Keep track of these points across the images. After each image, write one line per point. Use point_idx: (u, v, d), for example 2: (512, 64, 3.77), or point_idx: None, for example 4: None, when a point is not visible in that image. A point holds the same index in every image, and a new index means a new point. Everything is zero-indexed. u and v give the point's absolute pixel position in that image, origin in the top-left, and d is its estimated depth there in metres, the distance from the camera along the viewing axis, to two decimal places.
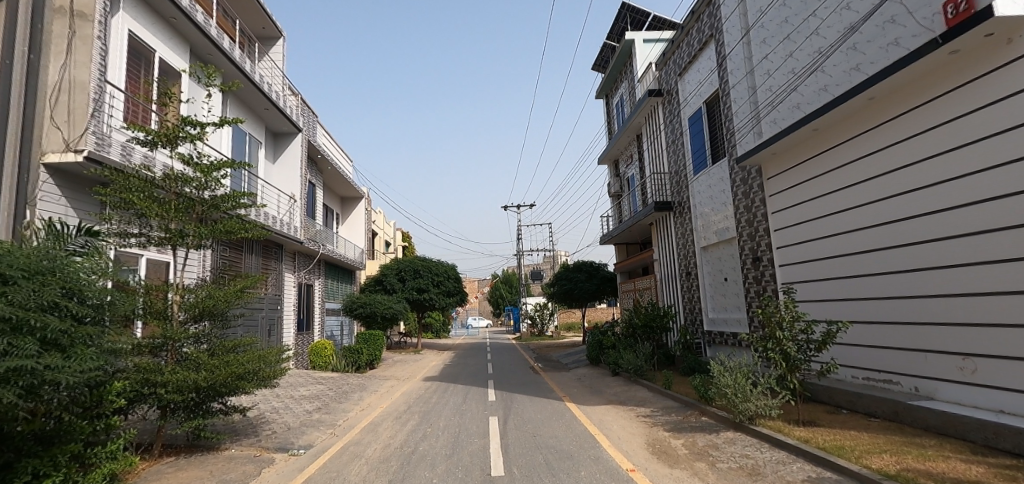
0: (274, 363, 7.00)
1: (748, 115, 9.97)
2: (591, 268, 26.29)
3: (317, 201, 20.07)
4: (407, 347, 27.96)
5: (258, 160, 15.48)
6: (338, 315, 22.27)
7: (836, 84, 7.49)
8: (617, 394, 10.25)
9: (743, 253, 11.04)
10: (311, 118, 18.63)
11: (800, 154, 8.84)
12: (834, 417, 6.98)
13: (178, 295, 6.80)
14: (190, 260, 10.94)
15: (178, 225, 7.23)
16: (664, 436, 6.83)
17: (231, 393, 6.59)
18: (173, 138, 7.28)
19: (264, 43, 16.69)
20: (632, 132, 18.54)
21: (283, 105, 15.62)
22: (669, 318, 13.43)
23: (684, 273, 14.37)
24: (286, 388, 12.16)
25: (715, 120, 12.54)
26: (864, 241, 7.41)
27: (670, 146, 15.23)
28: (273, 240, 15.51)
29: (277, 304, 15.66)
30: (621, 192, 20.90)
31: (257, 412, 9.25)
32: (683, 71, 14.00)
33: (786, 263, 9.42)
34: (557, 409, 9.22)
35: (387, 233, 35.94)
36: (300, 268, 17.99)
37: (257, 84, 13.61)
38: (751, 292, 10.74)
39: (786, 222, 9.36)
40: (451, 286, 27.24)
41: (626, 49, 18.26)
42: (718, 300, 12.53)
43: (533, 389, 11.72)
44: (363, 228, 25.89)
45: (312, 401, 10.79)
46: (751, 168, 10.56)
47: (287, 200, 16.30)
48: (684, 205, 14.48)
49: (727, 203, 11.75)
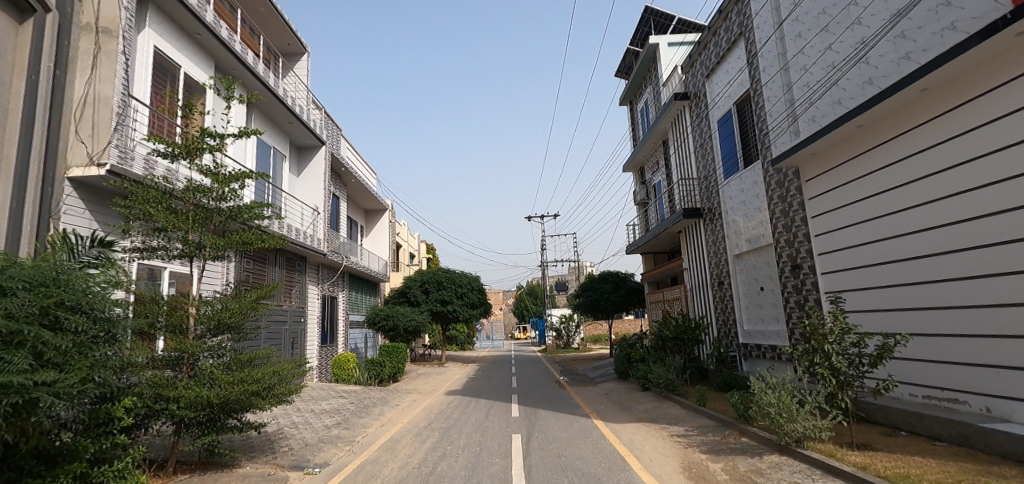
0: (290, 377, 6.78)
1: (783, 113, 9.44)
2: (617, 279, 25.66)
3: (341, 214, 20.13)
4: (430, 359, 27.72)
5: (281, 173, 15.55)
6: (362, 327, 22.20)
7: (882, 75, 6.97)
8: (647, 411, 9.71)
9: (781, 261, 10.42)
10: (334, 131, 18.76)
11: (841, 154, 8.30)
12: (892, 440, 6.36)
13: (192, 307, 6.61)
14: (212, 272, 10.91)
15: (196, 237, 7.03)
16: (700, 459, 6.31)
17: (245, 408, 6.37)
18: (194, 149, 7.14)
19: (287, 58, 16.88)
20: (658, 138, 18.04)
21: (307, 118, 15.68)
22: (701, 329, 12.81)
23: (717, 282, 13.73)
24: (306, 402, 11.99)
25: (746, 122, 12.01)
26: (919, 244, 6.82)
27: (698, 150, 14.69)
28: (296, 253, 15.51)
29: (300, 317, 15.62)
30: (647, 200, 20.35)
31: (275, 427, 9.06)
32: (711, 73, 13.50)
33: (829, 271, 8.81)
34: (583, 426, 8.74)
35: (410, 245, 36.05)
36: (324, 280, 17.96)
37: (280, 98, 13.69)
38: (790, 303, 10.10)
39: (828, 227, 8.78)
40: (475, 297, 26.96)
41: (650, 54, 17.84)
42: (754, 311, 11.87)
43: (559, 404, 11.24)
44: (387, 239, 25.90)
45: (332, 416, 10.57)
46: (787, 170, 10.00)
47: (310, 212, 16.33)
48: (714, 211, 13.88)
49: (762, 207, 11.17)
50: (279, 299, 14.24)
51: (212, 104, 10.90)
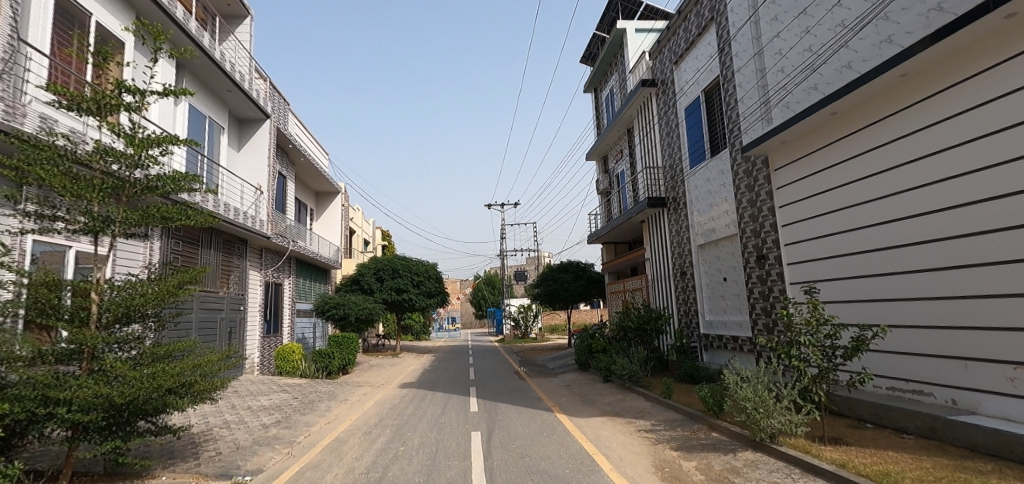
0: (213, 372, 5.99)
1: (756, 100, 9.18)
2: (577, 269, 25.44)
3: (288, 195, 18.82)
4: (384, 349, 26.80)
5: (220, 147, 14.31)
6: (310, 316, 21.00)
7: (862, 59, 6.73)
8: (611, 404, 9.34)
9: (746, 251, 10.24)
10: (281, 105, 17.43)
11: (813, 143, 8.09)
12: (862, 434, 6.16)
13: (95, 293, 5.57)
14: (120, 252, 9.54)
15: (106, 211, 5.79)
16: (672, 457, 5.92)
17: (158, 410, 5.49)
18: (106, 106, 5.75)
19: (229, 22, 15.48)
20: (622, 126, 17.73)
21: (248, 88, 14.45)
22: (663, 320, 12.60)
23: (679, 272, 13.54)
24: (243, 398, 10.98)
25: (714, 110, 11.77)
26: (890, 235, 6.65)
27: (664, 138, 14.43)
28: (235, 235, 14.26)
29: (240, 305, 14.47)
30: (610, 189, 20.11)
31: (202, 428, 8.11)
32: (679, 59, 13.20)
33: (796, 262, 8.65)
34: (546, 422, 8.24)
35: (365, 231, 34.69)
36: (268, 266, 16.72)
37: (217, 62, 12.54)
38: (754, 294, 9.93)
39: (796, 217, 8.61)
40: (432, 287, 26.11)
41: (618, 39, 17.46)
42: (716, 302, 11.72)
43: (519, 398, 10.74)
44: (339, 224, 24.64)
45: (271, 413, 9.66)
46: (756, 159, 9.79)
47: (252, 191, 15.08)
48: (679, 200, 13.66)
49: (728, 196, 10.97)
50: (213, 285, 13.04)
51: (133, 57, 9.80)
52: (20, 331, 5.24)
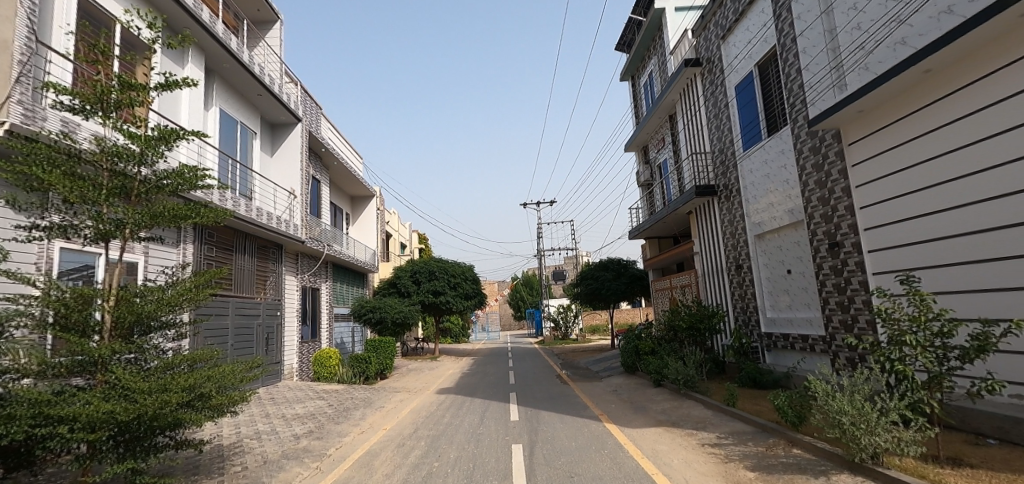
0: (233, 382, 5.55)
1: (824, 66, 8.13)
2: (618, 266, 24.36)
3: (323, 199, 18.65)
4: (423, 353, 26.45)
5: (253, 152, 14.17)
6: (348, 321, 20.83)
7: (969, 1, 5.71)
8: (666, 412, 8.42)
9: (815, 239, 9.13)
10: (312, 108, 17.28)
11: (901, 108, 7.00)
12: (986, 453, 5.09)
13: (108, 300, 5.17)
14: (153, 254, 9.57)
15: (115, 214, 5.37)
16: (750, 479, 5.04)
17: (173, 426, 5.01)
18: (109, 101, 5.34)
19: (258, 26, 15.36)
20: (664, 113, 16.67)
21: (279, 91, 14.28)
22: (718, 318, 11.56)
23: (734, 266, 12.43)
24: (279, 406, 10.63)
25: (770, 84, 10.69)
26: (1012, 209, 5.53)
27: (711, 121, 13.35)
28: (269, 240, 14.06)
29: (277, 310, 14.27)
30: (652, 181, 19.03)
31: (231, 440, 7.73)
32: (726, 33, 12.16)
33: (880, 248, 7.51)
34: (595, 434, 7.43)
35: (401, 235, 34.69)
36: (304, 271, 16.56)
37: (247, 66, 12.39)
38: (827, 287, 8.82)
39: (876, 198, 7.55)
40: (469, 288, 25.58)
41: (656, 20, 16.45)
42: (779, 297, 10.61)
43: (563, 404, 9.95)
44: (374, 227, 24.48)
45: (304, 422, 9.24)
46: (823, 134, 8.72)
47: (286, 196, 14.91)
48: (730, 187, 12.55)
49: (791, 179, 9.87)
50: (248, 291, 12.85)
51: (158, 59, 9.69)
52: (30, 343, 4.89)
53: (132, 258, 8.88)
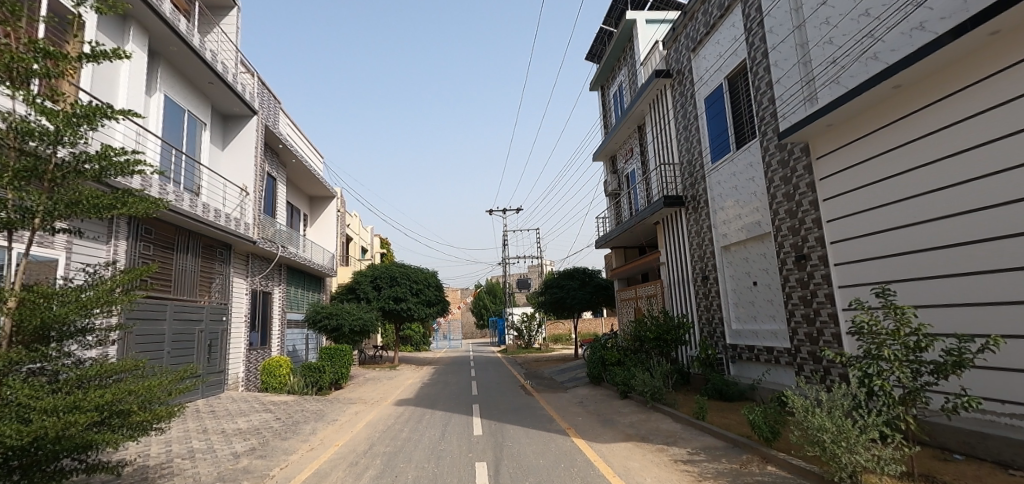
0: (159, 398, 4.91)
1: (796, 79, 8.14)
2: (584, 276, 24.26)
3: (278, 199, 17.71)
4: (382, 361, 25.53)
5: (201, 145, 13.25)
6: (301, 327, 19.83)
7: (941, 17, 5.72)
8: (634, 426, 8.15)
9: (782, 251, 9.12)
10: (271, 103, 16.42)
11: (870, 123, 7.01)
12: (958, 470, 5.01)
13: (10, 301, 4.48)
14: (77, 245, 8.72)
15: (22, 201, 4.74)
16: None
17: (77, 449, 4.32)
18: (18, 71, 4.71)
19: (214, 13, 14.48)
20: (633, 123, 16.67)
21: (233, 81, 13.43)
22: (684, 329, 11.45)
23: (700, 277, 12.38)
24: (219, 419, 9.78)
25: (739, 97, 10.73)
26: (981, 226, 5.57)
27: (680, 132, 13.37)
28: (216, 239, 13.10)
29: (222, 315, 13.29)
30: (619, 190, 19.01)
31: (160, 460, 6.97)
32: (697, 46, 12.20)
33: (847, 262, 7.51)
34: (563, 450, 7.06)
35: (363, 239, 33.70)
36: (255, 273, 15.58)
37: (197, 52, 11.57)
38: (794, 299, 8.80)
39: (845, 211, 7.54)
40: (432, 295, 24.91)
41: (627, 31, 16.48)
42: (745, 309, 10.58)
43: (529, 417, 9.54)
44: (334, 230, 23.54)
45: (247, 438, 8.48)
46: (792, 147, 8.73)
47: (237, 193, 14.01)
48: (698, 198, 12.55)
49: (759, 191, 9.87)
50: (190, 294, 11.92)
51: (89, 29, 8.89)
52: None
53: (36, 253, 7.77)
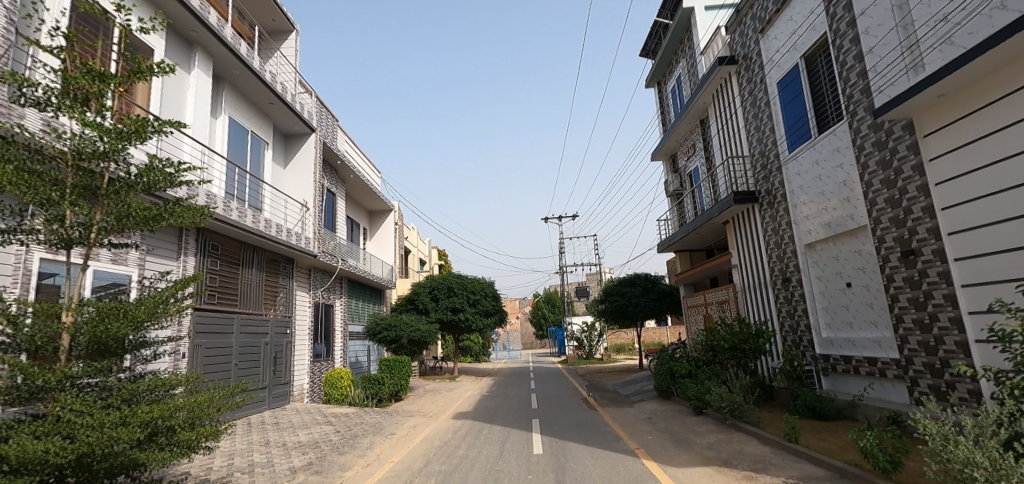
0: (209, 414, 4.71)
1: (896, 47, 7.12)
2: (646, 282, 23.12)
3: (337, 213, 18.04)
4: (442, 373, 25.45)
5: (265, 163, 13.64)
6: (362, 339, 20.07)
7: None
8: (713, 448, 7.29)
9: (884, 247, 7.98)
10: (328, 119, 16.79)
11: (998, 89, 5.91)
12: None
13: (68, 314, 4.40)
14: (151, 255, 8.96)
15: (78, 216, 4.66)
16: None
17: (126, 469, 4.15)
18: (76, 93, 4.71)
19: (274, 37, 14.96)
20: (695, 117, 15.67)
21: (292, 100, 13.75)
22: (765, 338, 10.34)
23: (780, 280, 11.21)
24: (281, 432, 9.78)
25: (819, 77, 9.67)
26: None
27: (749, 122, 12.32)
28: (279, 254, 13.37)
29: (287, 328, 13.51)
30: (682, 190, 17.93)
31: (220, 474, 6.90)
32: (766, 26, 11.21)
33: (972, 256, 6.36)
34: (633, 473, 6.34)
35: (421, 251, 34.16)
36: (317, 286, 15.82)
37: (259, 74, 11.89)
38: (902, 302, 7.63)
39: (964, 197, 6.44)
40: (489, 305, 24.61)
41: (685, 21, 15.56)
42: (837, 314, 9.41)
43: (593, 435, 8.85)
44: (392, 243, 23.82)
45: (306, 452, 8.34)
46: (891, 127, 7.65)
47: (298, 208, 14.29)
48: (773, 193, 11.44)
49: (850, 180, 8.76)
50: (256, 307, 12.15)
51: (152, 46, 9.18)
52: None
53: (97, 267, 7.83)
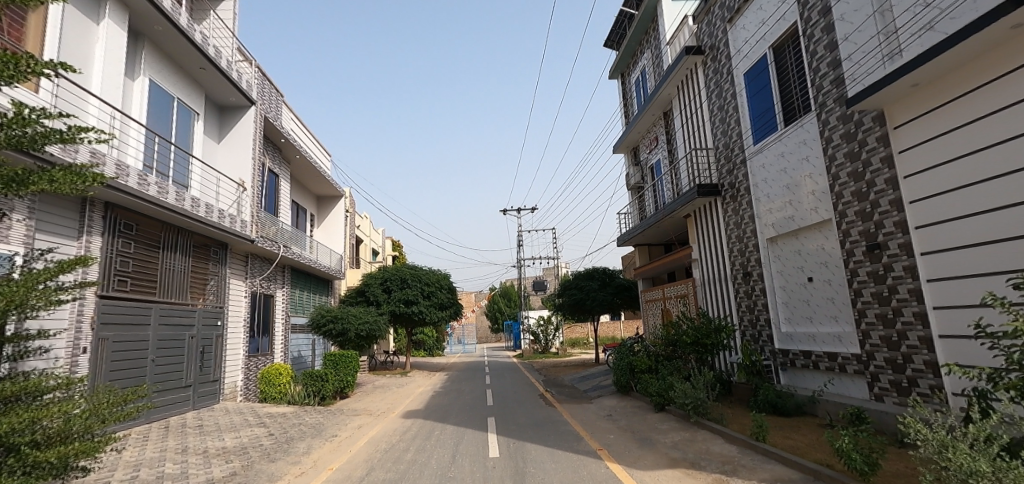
0: (88, 427, 3.84)
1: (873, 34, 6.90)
2: (604, 276, 22.93)
3: (280, 196, 16.74)
4: (393, 368, 24.43)
5: (194, 136, 12.31)
6: (306, 332, 18.84)
7: None
8: (678, 448, 6.91)
9: (848, 240, 7.82)
10: (271, 94, 15.49)
11: (976, 77, 5.72)
12: None
13: None
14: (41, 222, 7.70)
15: None
16: None
17: None
18: None
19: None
20: (658, 109, 15.42)
21: (228, 68, 12.47)
22: (726, 332, 10.12)
23: (741, 274, 11.05)
24: (203, 436, 8.70)
25: (787, 68, 9.48)
26: None
27: (714, 113, 12.10)
28: (210, 237, 12.11)
29: (217, 319, 12.29)
30: (643, 184, 17.72)
31: None
32: (734, 16, 10.98)
33: (940, 249, 6.23)
34: (598, 479, 5.81)
35: (373, 240, 32.81)
36: (254, 275, 14.55)
37: (187, 34, 10.62)
38: (866, 297, 7.49)
39: (933, 190, 6.29)
40: (444, 298, 23.79)
41: (651, 9, 15.23)
42: (798, 309, 9.27)
43: (551, 434, 8.33)
44: (341, 231, 22.56)
45: (229, 461, 7.37)
46: (860, 118, 7.48)
47: (234, 188, 13.02)
48: (736, 186, 11.26)
49: (815, 172, 8.59)
50: (179, 296, 10.91)
51: None
52: None
53: None
